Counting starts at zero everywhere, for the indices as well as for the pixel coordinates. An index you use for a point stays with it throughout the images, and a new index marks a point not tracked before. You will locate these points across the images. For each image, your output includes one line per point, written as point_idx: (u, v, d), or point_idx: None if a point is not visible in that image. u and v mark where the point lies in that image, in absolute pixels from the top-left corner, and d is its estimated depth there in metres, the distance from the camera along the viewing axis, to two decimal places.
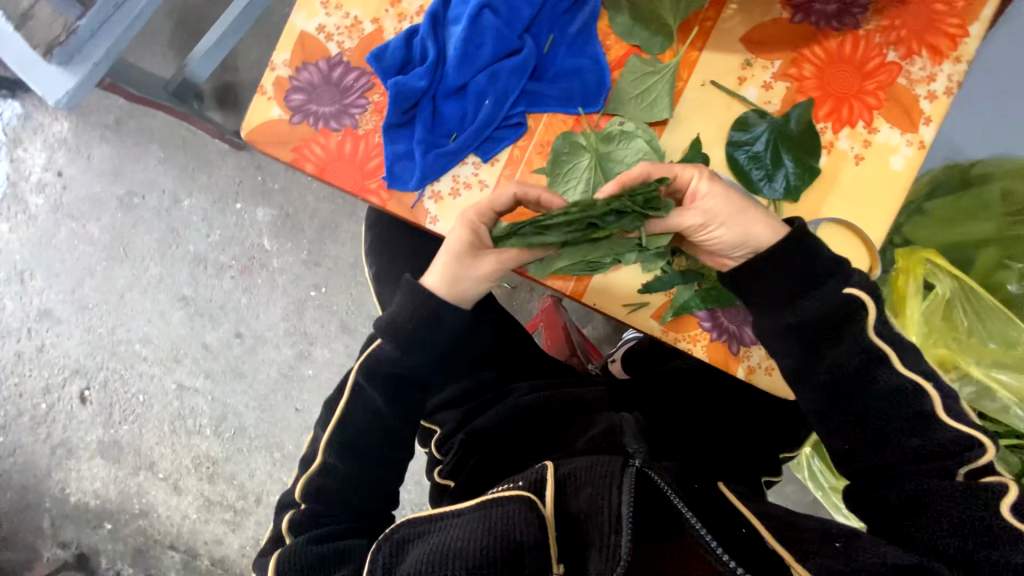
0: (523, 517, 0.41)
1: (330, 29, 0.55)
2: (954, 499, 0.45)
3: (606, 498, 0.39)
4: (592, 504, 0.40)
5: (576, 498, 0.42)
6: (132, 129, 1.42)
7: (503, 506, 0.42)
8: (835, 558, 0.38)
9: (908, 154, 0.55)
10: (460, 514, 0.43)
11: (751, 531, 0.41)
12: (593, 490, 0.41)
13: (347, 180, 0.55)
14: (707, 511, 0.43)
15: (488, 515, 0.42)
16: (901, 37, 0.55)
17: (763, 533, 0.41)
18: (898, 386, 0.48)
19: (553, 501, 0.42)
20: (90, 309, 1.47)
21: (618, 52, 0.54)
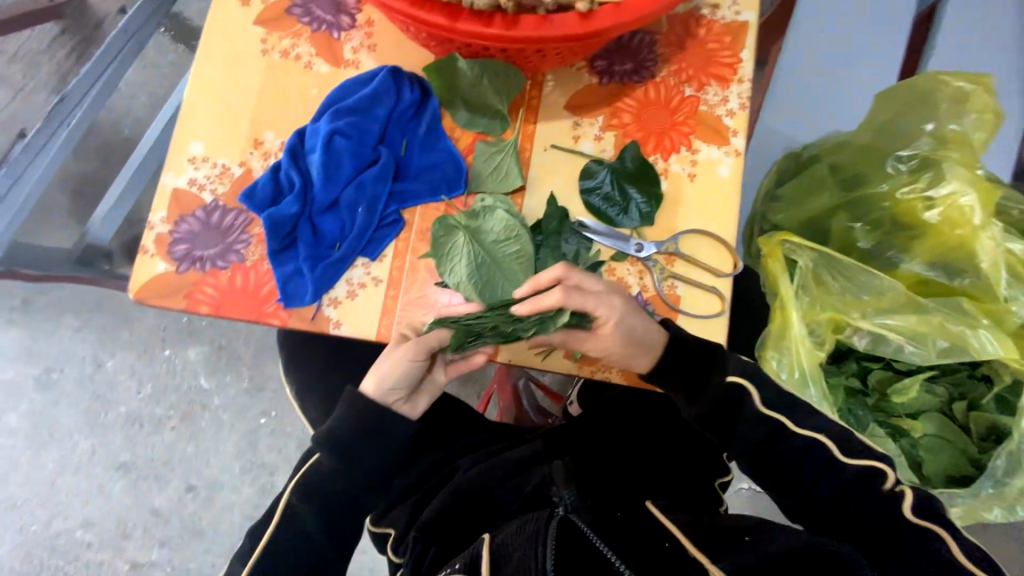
0: None
1: (201, 181, 0.59)
2: (865, 511, 0.55)
3: (534, 557, 0.45)
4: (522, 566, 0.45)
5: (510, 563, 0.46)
6: (41, 304, 1.37)
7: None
8: (746, 553, 0.46)
9: (729, 162, 0.64)
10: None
11: (674, 543, 0.49)
12: (523, 552, 0.46)
13: (245, 312, 0.57)
14: (631, 536, 0.50)
15: None
16: (691, 74, 0.66)
17: (684, 543, 0.49)
18: (804, 445, 0.57)
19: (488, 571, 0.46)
20: (16, 508, 1.32)
21: (466, 141, 0.62)
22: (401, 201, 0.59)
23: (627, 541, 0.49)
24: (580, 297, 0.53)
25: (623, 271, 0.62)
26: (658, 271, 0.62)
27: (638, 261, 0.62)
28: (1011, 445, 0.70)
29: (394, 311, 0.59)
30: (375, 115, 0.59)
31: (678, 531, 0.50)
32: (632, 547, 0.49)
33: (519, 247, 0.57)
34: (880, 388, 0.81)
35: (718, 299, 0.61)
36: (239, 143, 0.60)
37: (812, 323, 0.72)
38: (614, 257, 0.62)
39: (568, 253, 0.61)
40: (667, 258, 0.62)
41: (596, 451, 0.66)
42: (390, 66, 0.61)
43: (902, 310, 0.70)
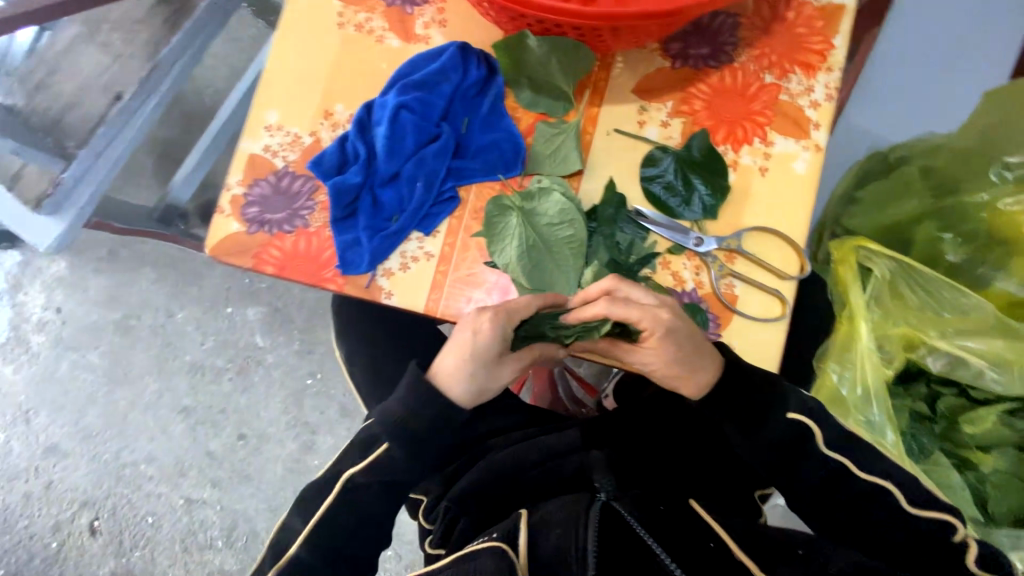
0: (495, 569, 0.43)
1: (274, 147, 0.62)
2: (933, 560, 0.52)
3: (577, 538, 0.44)
4: (563, 545, 0.44)
5: (547, 541, 0.45)
6: (124, 256, 1.51)
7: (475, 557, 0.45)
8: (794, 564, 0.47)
9: (807, 158, 0.60)
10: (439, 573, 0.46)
11: (718, 544, 0.49)
12: (562, 531, 0.45)
13: (305, 275, 0.60)
14: (675, 531, 0.50)
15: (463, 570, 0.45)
16: (773, 61, 0.61)
17: (730, 546, 0.49)
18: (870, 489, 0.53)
19: (526, 546, 0.46)
20: (95, 436, 1.48)
21: (528, 121, 0.61)
22: (459, 178, 0.60)
23: (670, 536, 0.49)
24: (625, 309, 0.51)
25: (678, 265, 0.59)
26: (717, 268, 0.59)
27: (696, 255, 0.59)
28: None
29: (444, 286, 0.60)
30: (440, 91, 0.59)
31: (726, 534, 0.50)
32: (675, 544, 0.48)
33: (574, 232, 0.57)
34: (950, 415, 0.74)
35: (779, 302, 0.58)
36: (311, 113, 0.62)
37: (882, 338, 0.66)
38: (670, 250, 0.59)
39: (622, 242, 0.59)
40: (727, 255, 0.59)
41: (631, 445, 0.64)
42: (459, 41, 0.61)
43: (989, 333, 0.64)
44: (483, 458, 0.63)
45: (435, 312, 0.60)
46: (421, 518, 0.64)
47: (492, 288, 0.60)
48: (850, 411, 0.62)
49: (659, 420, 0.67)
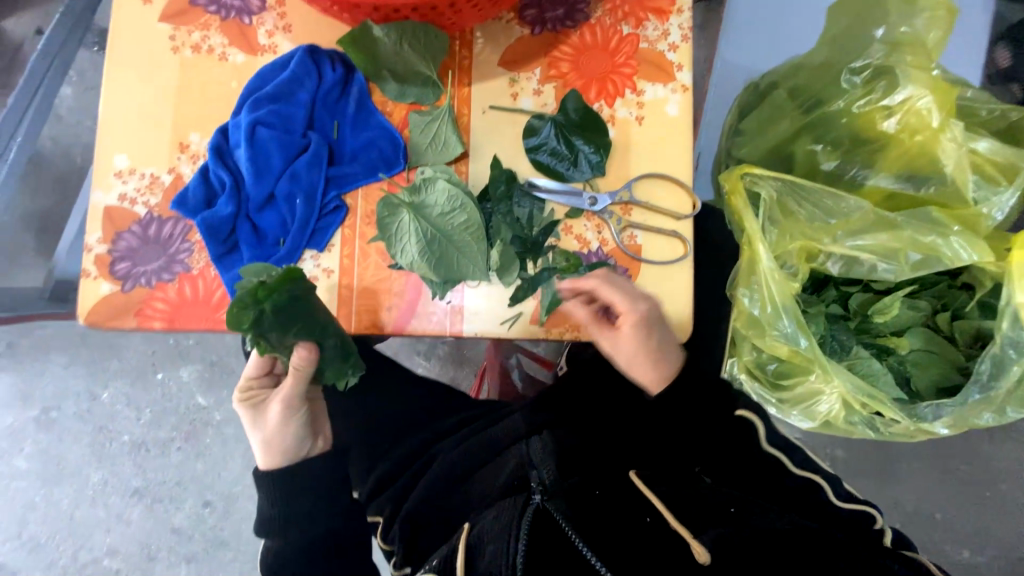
0: None
1: (132, 194, 0.57)
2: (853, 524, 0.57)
3: (505, 550, 0.45)
4: (493, 562, 0.45)
5: (483, 558, 0.47)
6: (26, 346, 1.36)
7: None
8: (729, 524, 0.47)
9: (677, 99, 0.62)
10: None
11: (655, 518, 0.50)
12: (495, 547, 0.46)
13: (199, 322, 0.56)
14: (612, 518, 0.49)
15: None
16: (627, 11, 0.62)
17: (666, 518, 0.49)
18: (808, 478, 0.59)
19: (463, 567, 0.47)
20: (42, 546, 1.35)
21: (400, 114, 0.60)
22: (340, 186, 0.57)
23: (608, 528, 0.48)
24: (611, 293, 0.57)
25: (580, 229, 0.60)
26: (616, 223, 0.60)
27: (594, 215, 0.60)
28: (993, 349, 0.69)
29: (351, 301, 0.57)
30: (298, 100, 0.56)
31: (661, 508, 0.50)
32: (613, 538, 0.47)
33: (470, 217, 0.55)
34: (861, 310, 0.80)
35: (680, 241, 0.60)
36: (165, 149, 0.58)
37: (783, 256, 0.71)
38: (569, 215, 0.60)
39: (521, 216, 0.58)
40: (623, 207, 0.60)
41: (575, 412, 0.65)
42: (306, 45, 0.57)
43: (873, 230, 0.69)
44: (432, 467, 0.63)
45: (348, 329, 0.57)
46: (381, 539, 0.64)
47: (402, 291, 0.58)
48: (765, 328, 0.66)
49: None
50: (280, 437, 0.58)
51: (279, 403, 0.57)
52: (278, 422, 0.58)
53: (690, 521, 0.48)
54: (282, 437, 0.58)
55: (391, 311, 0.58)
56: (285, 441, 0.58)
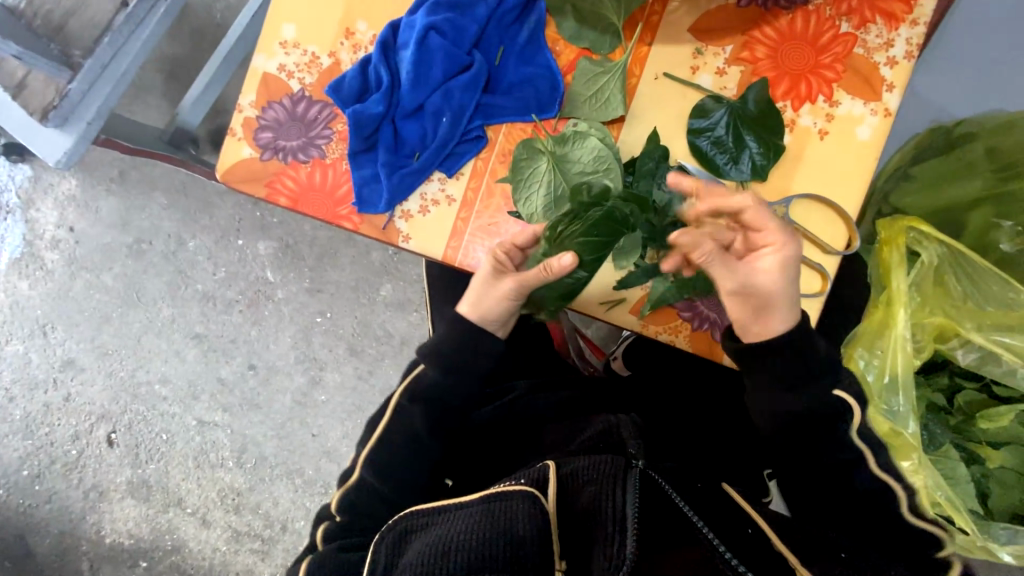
0: (526, 512, 0.46)
1: (290, 67, 0.57)
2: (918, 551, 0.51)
3: (612, 501, 0.43)
4: (596, 503, 0.44)
5: (579, 494, 0.47)
6: (134, 178, 1.48)
7: (508, 500, 0.47)
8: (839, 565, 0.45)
9: (873, 123, 0.55)
10: (465, 507, 0.48)
11: (757, 531, 0.47)
12: (595, 489, 0.45)
13: (321, 210, 0.57)
14: (714, 513, 0.47)
15: (493, 508, 0.47)
16: (852, 7, 0.54)
17: (767, 533, 0.46)
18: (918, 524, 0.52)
19: (555, 492, 0.48)
20: (110, 355, 1.53)
21: (569, 57, 0.56)
22: (487, 116, 0.55)
23: (713, 518, 0.46)
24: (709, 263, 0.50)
25: None
26: None
27: None
28: None
29: (464, 233, 0.57)
30: (475, 14, 0.54)
31: (765, 523, 0.47)
32: (715, 522, 0.45)
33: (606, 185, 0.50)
34: (966, 410, 0.69)
35: (821, 277, 0.55)
36: (331, 32, 0.57)
37: (915, 327, 0.64)
38: None
39: None
40: None
41: (651, 408, 0.66)
42: None
43: None
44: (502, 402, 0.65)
45: (451, 260, 0.57)
46: None
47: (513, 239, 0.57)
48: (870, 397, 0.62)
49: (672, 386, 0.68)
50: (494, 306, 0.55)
51: (509, 282, 0.53)
52: (507, 298, 0.54)
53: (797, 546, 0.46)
54: (498, 308, 0.55)
55: None
56: (493, 311, 0.55)
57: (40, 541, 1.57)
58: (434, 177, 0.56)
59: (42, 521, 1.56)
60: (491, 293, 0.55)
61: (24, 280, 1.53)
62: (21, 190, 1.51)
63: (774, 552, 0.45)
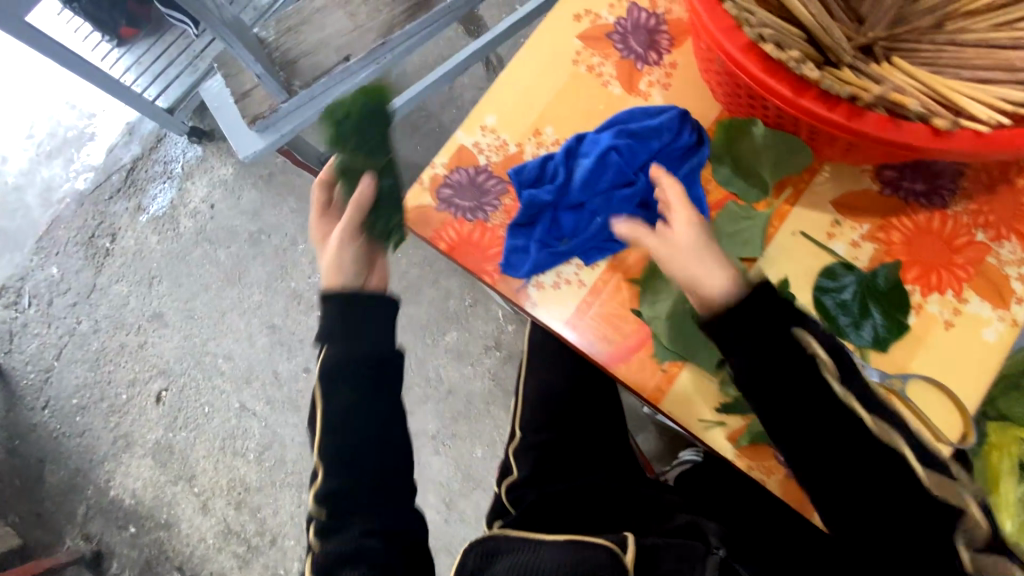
0: (606, 561, 0.53)
1: (482, 146, 0.69)
2: None
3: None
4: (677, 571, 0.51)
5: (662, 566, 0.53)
6: (278, 181, 1.71)
7: (592, 551, 0.54)
8: None
9: (1000, 328, 0.57)
10: (543, 543, 0.58)
11: None
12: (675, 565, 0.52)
13: (470, 262, 0.66)
14: None
15: (576, 550, 0.55)
16: (989, 221, 0.59)
17: None
18: None
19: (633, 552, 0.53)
20: (193, 320, 1.67)
21: (716, 196, 0.64)
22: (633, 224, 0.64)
23: None
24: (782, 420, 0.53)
25: None
26: None
27: None
28: None
29: (586, 315, 0.63)
30: (649, 145, 0.63)
31: None
32: None
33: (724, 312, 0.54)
34: None
35: None
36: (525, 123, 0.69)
37: None
38: None
39: None
40: (884, 393, 0.56)
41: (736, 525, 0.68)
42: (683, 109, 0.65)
43: None
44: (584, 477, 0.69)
45: (569, 337, 0.62)
46: (504, 489, 0.72)
47: (630, 336, 0.61)
48: None
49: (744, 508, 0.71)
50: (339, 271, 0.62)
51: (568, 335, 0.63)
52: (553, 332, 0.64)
53: None
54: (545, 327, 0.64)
55: (611, 343, 0.61)
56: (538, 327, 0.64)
57: (56, 471, 1.62)
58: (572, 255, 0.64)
59: (67, 452, 1.63)
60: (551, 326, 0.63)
61: (156, 236, 1.76)
62: (187, 165, 1.78)
63: None
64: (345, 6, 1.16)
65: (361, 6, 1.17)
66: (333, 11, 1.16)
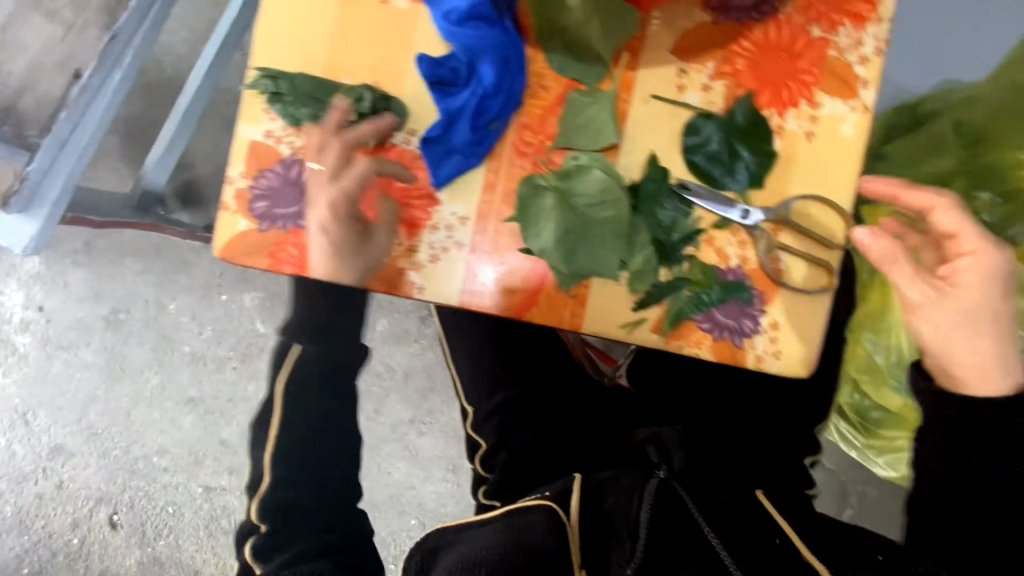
0: (546, 522, 0.55)
1: (278, 133, 0.55)
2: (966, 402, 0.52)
3: (629, 507, 0.54)
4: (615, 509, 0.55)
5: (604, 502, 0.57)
6: (103, 247, 1.41)
7: (528, 515, 0.56)
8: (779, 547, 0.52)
9: (855, 120, 0.57)
10: (486, 524, 0.58)
11: (785, 541, 0.52)
12: (615, 499, 0.57)
13: (328, 272, 0.56)
14: (744, 523, 0.54)
15: (518, 523, 0.55)
16: (820, 12, 0.56)
17: (794, 540, 0.52)
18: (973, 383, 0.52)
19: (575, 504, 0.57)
20: (100, 434, 1.46)
21: (559, 89, 0.55)
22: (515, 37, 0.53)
23: (727, 512, 0.55)
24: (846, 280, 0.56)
25: (723, 241, 0.57)
26: (761, 241, 0.56)
27: (741, 230, 0.57)
28: None
29: (478, 277, 0.56)
30: None
31: (791, 530, 0.53)
32: (732, 523, 0.54)
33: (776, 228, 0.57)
34: None
35: (827, 272, 0.57)
36: (313, 86, 0.55)
37: None
38: (716, 225, 0.56)
39: (664, 220, 0.56)
40: (774, 226, 0.57)
41: (697, 411, 0.69)
42: None
43: None
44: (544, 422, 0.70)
45: (469, 304, 0.57)
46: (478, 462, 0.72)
47: (529, 276, 0.56)
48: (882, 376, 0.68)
49: (708, 392, 0.70)
50: (342, 254, 0.56)
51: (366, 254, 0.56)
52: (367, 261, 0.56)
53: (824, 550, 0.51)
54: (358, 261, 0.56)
55: (513, 293, 0.56)
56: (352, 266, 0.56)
57: None
58: (430, 210, 0.56)
59: None
60: (359, 256, 0.56)
61: None
62: None
63: (801, 560, 0.50)
64: (35, 3, 0.87)
65: None
66: None
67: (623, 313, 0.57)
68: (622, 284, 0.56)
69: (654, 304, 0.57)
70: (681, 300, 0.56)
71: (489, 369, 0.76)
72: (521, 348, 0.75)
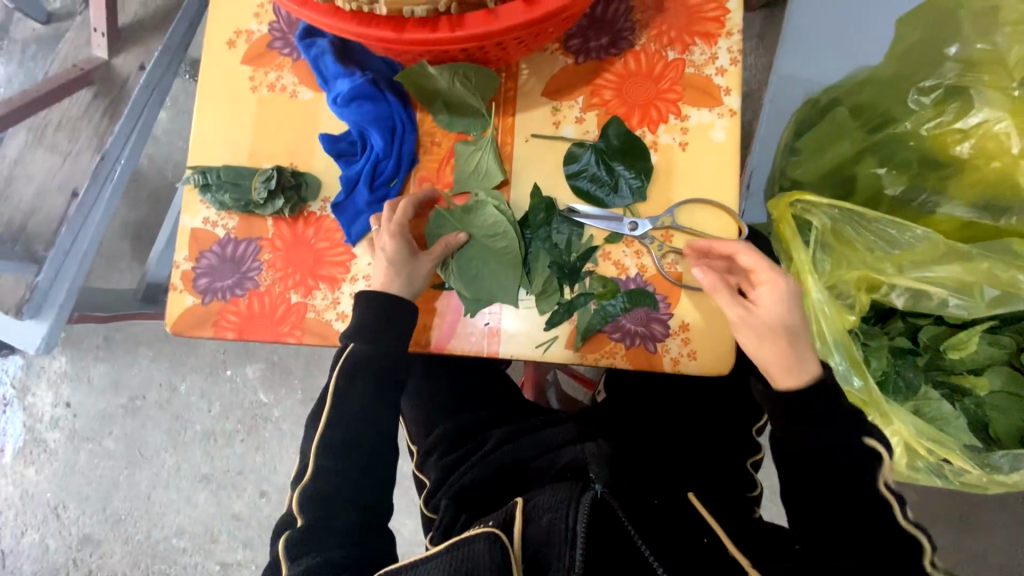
0: (488, 550, 0.48)
1: (213, 218, 0.64)
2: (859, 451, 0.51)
3: (567, 520, 0.49)
4: (553, 526, 0.49)
5: (539, 523, 0.51)
6: (120, 340, 1.54)
7: (471, 544, 0.49)
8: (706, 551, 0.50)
9: (724, 124, 0.61)
10: (427, 560, 0.50)
11: (712, 539, 0.51)
12: (552, 516, 0.50)
13: (265, 333, 0.62)
14: (671, 529, 0.52)
15: (456, 556, 0.49)
16: (672, 37, 0.62)
17: (722, 539, 0.50)
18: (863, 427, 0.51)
19: (517, 529, 0.51)
20: (123, 520, 1.51)
21: (448, 143, 0.63)
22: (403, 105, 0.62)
23: (660, 526, 0.52)
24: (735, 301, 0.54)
25: (619, 254, 0.60)
26: (657, 248, 0.59)
27: (634, 240, 0.60)
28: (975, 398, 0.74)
29: None
30: (321, 69, 0.63)
31: (719, 528, 0.51)
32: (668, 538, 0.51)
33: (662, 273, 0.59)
34: (933, 344, 0.74)
35: None
36: (238, 173, 0.63)
37: (840, 283, 0.67)
38: (609, 239, 0.60)
39: (559, 242, 0.60)
40: (665, 233, 0.60)
41: (630, 427, 0.69)
42: (304, 27, 0.64)
43: (944, 260, 0.64)
44: (484, 450, 0.67)
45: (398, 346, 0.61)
46: (424, 504, 0.69)
47: (444, 312, 0.61)
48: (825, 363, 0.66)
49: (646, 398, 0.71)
50: (396, 268, 0.58)
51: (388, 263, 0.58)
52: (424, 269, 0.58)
53: (750, 548, 0.49)
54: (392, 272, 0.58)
55: (432, 329, 0.61)
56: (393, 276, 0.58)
57: None
58: (349, 263, 0.62)
59: None
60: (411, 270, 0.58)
61: (30, 467, 1.55)
62: (15, 380, 1.56)
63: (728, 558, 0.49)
64: (42, 142, 1.03)
65: (56, 134, 1.04)
66: (32, 153, 1.03)
67: (534, 337, 0.59)
68: (529, 307, 0.60)
69: (562, 324, 0.59)
70: (593, 315, 0.58)
71: (428, 401, 0.74)
72: (461, 378, 0.76)
